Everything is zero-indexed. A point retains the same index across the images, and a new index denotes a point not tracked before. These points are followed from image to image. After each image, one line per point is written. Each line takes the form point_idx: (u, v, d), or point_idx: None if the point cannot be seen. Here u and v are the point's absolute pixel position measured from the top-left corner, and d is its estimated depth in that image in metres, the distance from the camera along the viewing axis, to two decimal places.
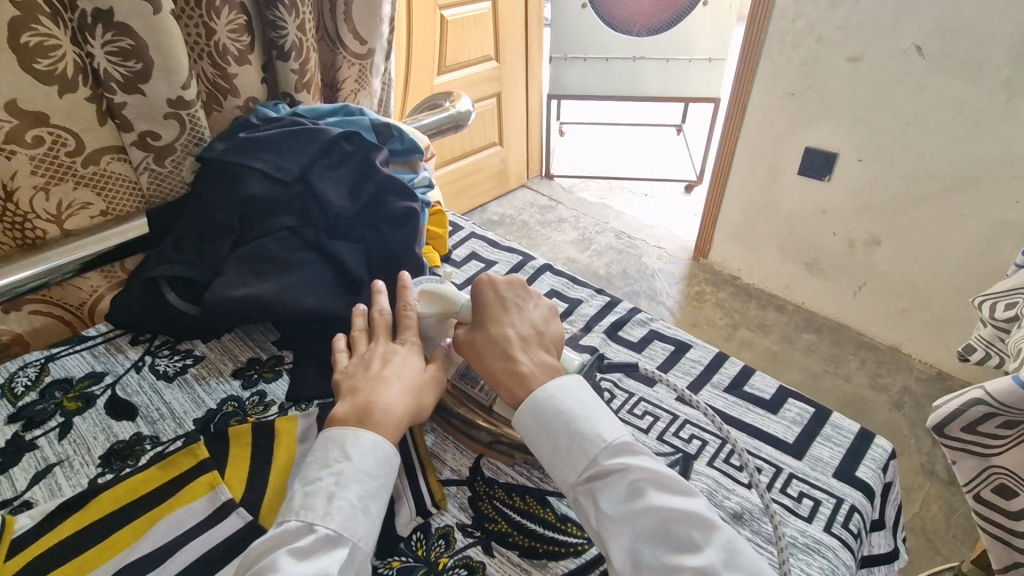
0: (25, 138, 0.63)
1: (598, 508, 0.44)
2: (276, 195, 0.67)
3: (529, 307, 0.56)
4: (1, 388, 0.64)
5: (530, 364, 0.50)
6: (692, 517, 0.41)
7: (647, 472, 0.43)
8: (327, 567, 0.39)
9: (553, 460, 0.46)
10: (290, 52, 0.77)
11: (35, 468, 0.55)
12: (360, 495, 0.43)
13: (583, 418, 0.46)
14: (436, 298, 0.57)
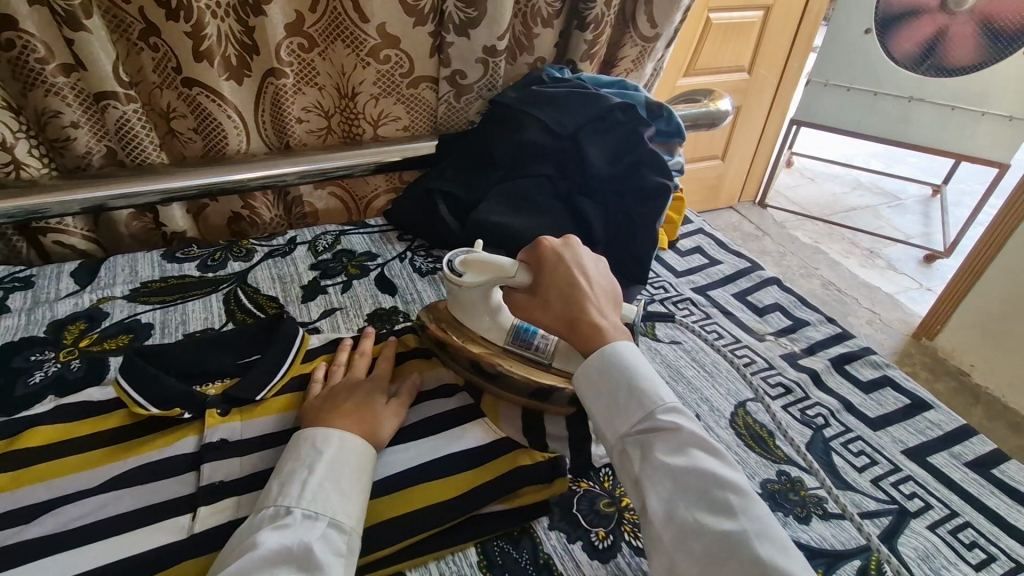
0: (380, 55, 0.78)
1: (644, 459, 0.43)
2: (548, 145, 0.74)
3: (591, 265, 0.54)
4: (309, 244, 0.81)
5: (607, 321, 0.51)
6: (733, 482, 0.40)
7: (698, 437, 0.43)
8: (305, 541, 0.40)
9: (611, 409, 0.46)
10: (589, 23, 0.84)
11: (325, 306, 0.70)
12: (328, 478, 0.44)
13: (645, 374, 0.46)
14: (486, 267, 0.54)
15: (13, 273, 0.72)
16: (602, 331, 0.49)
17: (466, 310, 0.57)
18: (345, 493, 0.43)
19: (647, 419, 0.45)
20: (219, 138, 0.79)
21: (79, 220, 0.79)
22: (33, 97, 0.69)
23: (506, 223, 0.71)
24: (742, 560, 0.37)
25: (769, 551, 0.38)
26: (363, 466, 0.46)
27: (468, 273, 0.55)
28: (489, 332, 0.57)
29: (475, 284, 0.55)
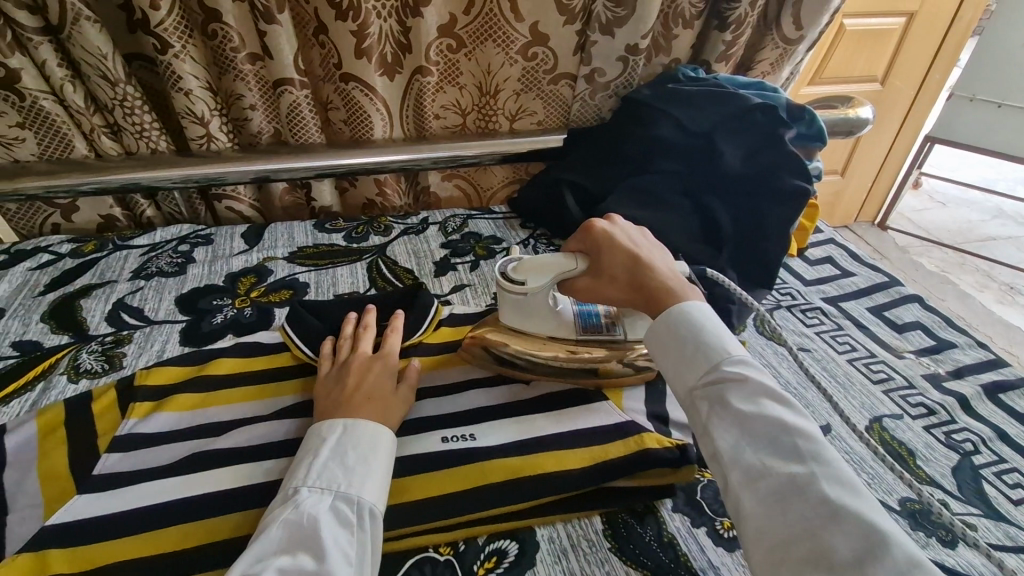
0: (527, 52, 0.83)
1: (711, 408, 0.43)
2: (683, 143, 0.74)
3: (638, 236, 0.54)
4: (440, 225, 0.86)
5: (673, 280, 0.51)
6: (803, 430, 0.39)
7: (767, 387, 0.42)
8: (312, 520, 0.40)
9: (679, 362, 0.46)
10: (732, 24, 0.83)
11: (456, 282, 0.75)
12: (335, 460, 0.44)
13: (714, 330, 0.46)
14: (546, 266, 0.55)
15: (196, 231, 0.83)
16: (673, 294, 0.50)
17: (528, 315, 0.58)
18: (353, 474, 0.43)
19: (713, 370, 0.44)
20: (367, 127, 0.86)
21: (248, 189, 0.89)
22: (227, 80, 0.79)
23: (636, 217, 0.72)
24: (812, 501, 0.36)
25: (842, 494, 0.36)
26: (375, 448, 0.45)
27: (528, 278, 0.55)
28: (558, 330, 0.59)
29: (540, 288, 0.55)
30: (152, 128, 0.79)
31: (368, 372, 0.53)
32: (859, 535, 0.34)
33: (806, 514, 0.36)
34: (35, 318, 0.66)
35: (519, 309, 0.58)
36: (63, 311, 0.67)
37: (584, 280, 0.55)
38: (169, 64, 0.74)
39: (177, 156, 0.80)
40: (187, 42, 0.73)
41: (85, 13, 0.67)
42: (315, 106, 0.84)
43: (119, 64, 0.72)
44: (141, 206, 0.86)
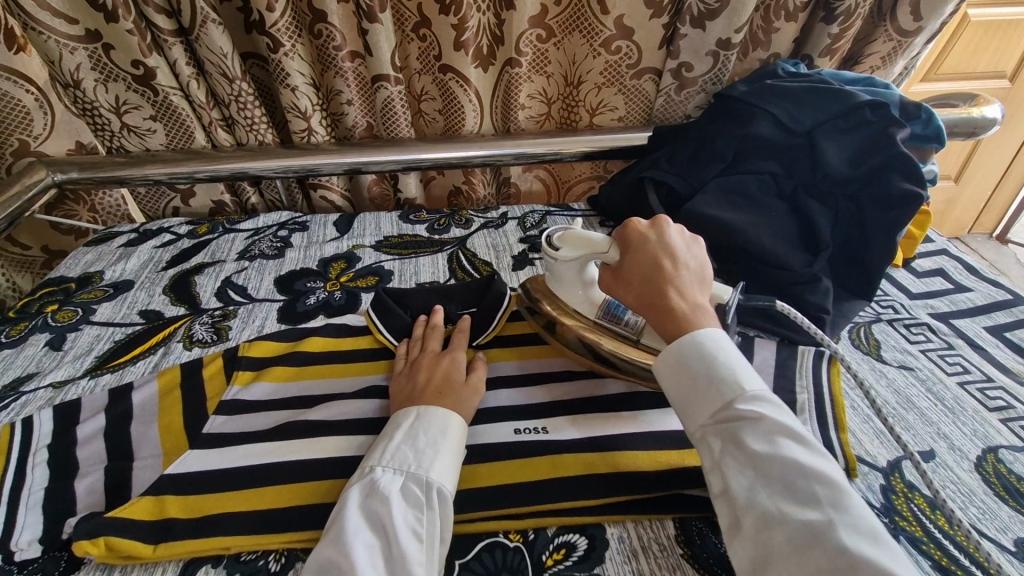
0: (611, 46, 0.82)
1: (726, 449, 0.40)
2: (778, 141, 0.71)
3: (679, 245, 0.51)
4: (519, 219, 0.88)
5: (688, 304, 0.47)
6: (820, 472, 0.36)
7: (783, 426, 0.39)
8: (387, 500, 0.42)
9: (689, 398, 0.43)
10: (839, 16, 0.78)
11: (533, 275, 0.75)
12: (409, 442, 0.46)
13: (726, 363, 0.43)
14: (580, 241, 0.57)
15: (293, 218, 0.89)
16: (685, 314, 0.46)
17: (561, 282, 0.61)
18: (425, 457, 0.45)
19: (727, 408, 0.41)
20: (459, 118, 0.89)
21: (340, 180, 0.94)
22: (328, 76, 0.84)
23: (723, 218, 0.69)
24: (828, 552, 0.33)
25: (862, 545, 0.33)
26: (448, 433, 0.47)
27: (565, 247, 0.58)
28: (583, 306, 0.60)
29: (570, 257, 0.58)
30: (261, 122, 0.86)
31: (436, 368, 0.55)
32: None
33: (821, 567, 0.33)
34: (158, 290, 0.74)
35: (557, 276, 0.60)
36: (179, 285, 0.74)
37: (609, 279, 0.54)
38: (281, 62, 0.79)
39: (282, 148, 0.87)
40: (296, 42, 0.79)
41: (211, 16, 0.73)
42: (408, 101, 0.88)
43: (237, 62, 0.78)
44: (247, 193, 0.94)
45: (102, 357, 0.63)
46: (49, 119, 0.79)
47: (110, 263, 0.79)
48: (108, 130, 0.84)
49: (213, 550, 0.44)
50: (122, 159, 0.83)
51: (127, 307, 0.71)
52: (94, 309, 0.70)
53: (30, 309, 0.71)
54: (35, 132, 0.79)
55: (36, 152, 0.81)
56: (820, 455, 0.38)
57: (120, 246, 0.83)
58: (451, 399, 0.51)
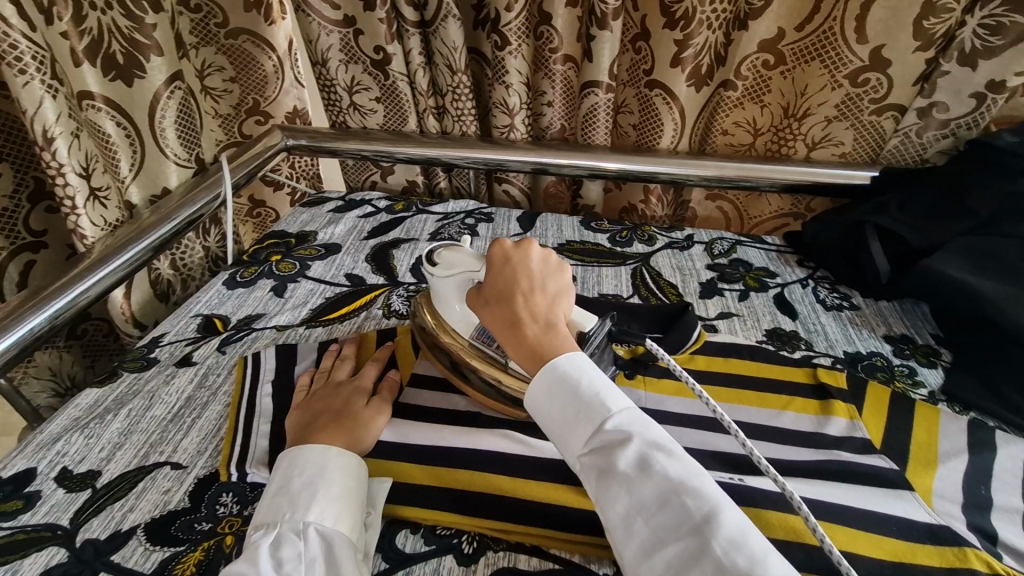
0: (858, 78, 0.75)
1: (602, 478, 0.38)
2: None
3: (538, 267, 0.49)
4: (707, 245, 0.84)
5: (544, 328, 0.45)
6: (688, 484, 0.35)
7: (652, 442, 0.38)
8: (263, 559, 0.38)
9: (562, 427, 0.41)
10: None
11: (723, 308, 0.71)
12: (274, 491, 0.43)
13: (592, 382, 0.41)
14: (460, 259, 0.52)
15: (480, 209, 0.92)
16: (538, 341, 0.44)
17: (443, 302, 0.54)
18: (298, 502, 0.42)
19: (597, 432, 0.39)
20: (654, 137, 0.86)
21: (524, 177, 0.96)
22: (539, 77, 0.86)
23: (969, 282, 0.61)
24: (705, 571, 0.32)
25: (734, 555, 0.32)
26: (317, 474, 0.43)
27: (443, 264, 0.53)
28: (459, 325, 0.54)
29: (448, 277, 0.52)
30: (469, 114, 0.89)
31: (337, 396, 0.51)
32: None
33: None
34: (361, 257, 0.80)
35: (441, 297, 0.54)
36: (380, 256, 0.80)
37: (472, 302, 0.50)
38: (503, 60, 0.82)
39: (483, 141, 0.90)
40: (522, 42, 0.81)
41: (453, 11, 0.78)
42: (612, 110, 0.87)
43: (463, 56, 0.83)
44: (438, 178, 0.99)
45: (316, 310, 0.70)
46: (280, 83, 0.87)
47: (322, 226, 0.87)
48: (338, 105, 0.93)
49: (412, 517, 0.46)
50: (342, 133, 0.92)
51: (336, 268, 0.77)
52: (310, 265, 0.78)
53: (259, 256, 0.80)
54: (266, 94, 0.88)
55: (264, 112, 0.90)
56: (688, 465, 0.37)
57: (330, 211, 0.92)
58: (353, 420, 0.49)
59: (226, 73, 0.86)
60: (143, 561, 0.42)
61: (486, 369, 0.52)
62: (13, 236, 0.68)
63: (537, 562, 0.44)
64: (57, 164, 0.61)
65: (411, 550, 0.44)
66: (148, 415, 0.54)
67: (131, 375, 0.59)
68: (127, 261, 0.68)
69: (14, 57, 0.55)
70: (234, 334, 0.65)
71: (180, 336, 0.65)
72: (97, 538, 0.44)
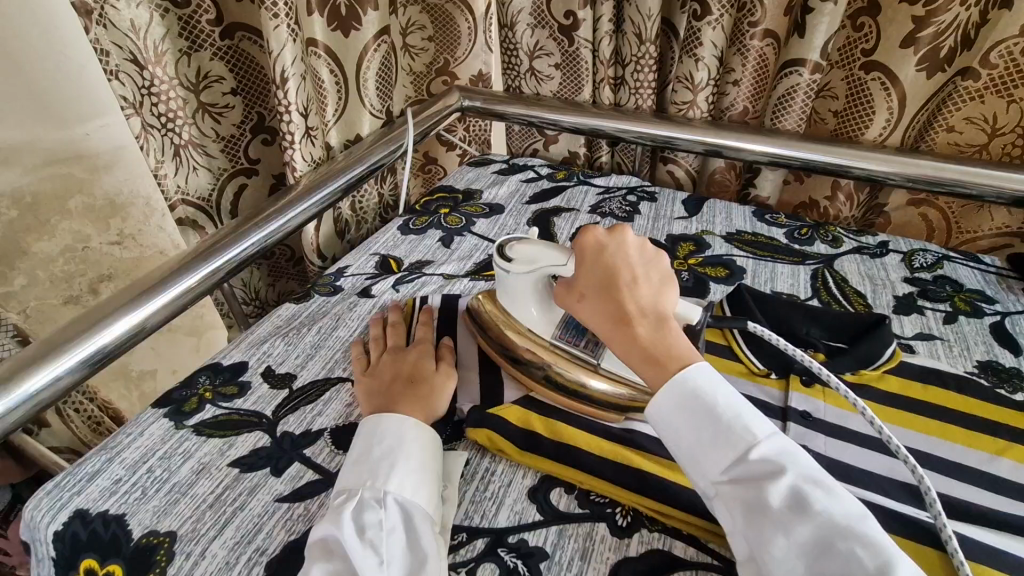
0: None
1: (749, 515, 0.36)
2: None
3: (635, 257, 0.45)
4: (904, 255, 0.73)
5: (655, 325, 0.43)
6: (850, 528, 0.34)
7: (806, 476, 0.36)
8: (347, 527, 0.38)
9: (696, 452, 0.38)
10: None
11: (922, 328, 0.62)
12: (357, 455, 0.43)
13: (725, 399, 0.39)
14: (541, 254, 0.49)
15: (643, 187, 0.90)
16: (650, 341, 0.42)
17: (514, 299, 0.52)
18: (380, 471, 0.42)
19: (741, 462, 0.37)
20: (862, 125, 0.77)
21: (694, 157, 0.91)
22: (734, 52, 0.80)
23: None
24: None
25: None
26: (399, 445, 0.43)
27: (520, 260, 0.50)
28: (537, 324, 0.52)
29: (523, 274, 0.50)
30: (648, 87, 0.86)
31: (401, 362, 0.52)
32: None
33: None
34: (523, 220, 0.81)
35: (508, 291, 0.52)
36: (541, 222, 0.81)
37: (567, 301, 0.47)
38: (699, 30, 0.77)
39: (659, 116, 0.86)
40: (725, 13, 0.76)
41: None
42: (813, 93, 0.79)
43: (655, 25, 0.79)
44: (601, 151, 0.97)
45: (479, 264, 0.72)
46: (471, 45, 0.89)
47: (487, 185, 0.90)
48: (516, 70, 0.95)
49: (569, 477, 0.46)
50: (516, 98, 0.93)
51: (498, 228, 0.79)
52: (474, 222, 0.81)
53: (430, 207, 0.84)
54: (456, 54, 0.91)
55: (452, 71, 0.93)
56: (847, 505, 0.35)
57: (494, 173, 0.94)
58: (423, 387, 0.49)
59: (426, 32, 0.90)
60: (329, 461, 0.47)
61: (559, 363, 0.50)
62: (234, 159, 0.77)
63: (694, 552, 0.42)
64: (286, 103, 0.68)
65: (565, 509, 0.44)
66: (335, 334, 0.60)
67: (322, 298, 0.66)
68: (321, 199, 0.73)
69: (272, 3, 0.61)
70: (407, 275, 0.70)
71: (361, 270, 0.71)
72: (292, 432, 0.50)
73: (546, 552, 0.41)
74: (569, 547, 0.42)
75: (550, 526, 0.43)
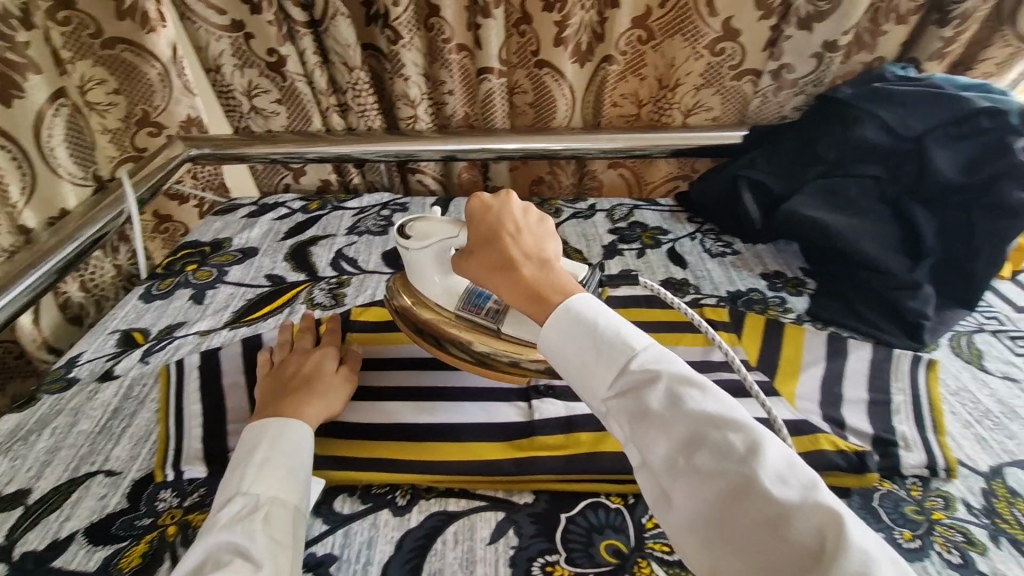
0: (715, 47, 0.84)
1: (637, 423, 0.36)
2: (885, 145, 0.70)
3: (521, 214, 0.47)
4: (608, 211, 0.91)
5: (535, 267, 0.44)
6: (730, 420, 0.34)
7: (682, 377, 0.36)
8: (258, 534, 0.38)
9: (583, 375, 0.40)
10: (955, 20, 0.77)
11: (623, 266, 0.79)
12: (258, 457, 0.43)
13: (607, 326, 0.40)
14: (434, 228, 0.52)
15: (394, 200, 0.96)
16: (533, 281, 0.44)
17: (416, 273, 0.54)
18: (289, 479, 0.43)
19: (623, 373, 0.38)
20: (549, 114, 0.94)
21: (435, 165, 1.00)
22: (436, 68, 0.90)
23: (822, 220, 0.70)
24: (751, 510, 0.31)
25: (785, 488, 0.31)
26: (301, 457, 0.45)
27: (416, 237, 0.52)
28: (442, 298, 0.53)
29: (422, 246, 0.51)
30: (372, 109, 0.93)
31: (306, 360, 0.54)
32: (815, 521, 0.29)
33: (749, 525, 0.31)
34: (280, 257, 0.81)
35: (412, 267, 0.54)
36: (298, 254, 0.82)
37: (465, 263, 0.48)
38: (398, 53, 0.85)
39: (388, 133, 0.93)
40: (414, 35, 0.85)
41: (341, 11, 0.80)
42: (506, 92, 0.92)
43: (358, 53, 0.85)
44: (351, 175, 1.01)
45: (238, 312, 0.71)
46: (168, 91, 0.85)
47: (237, 231, 0.88)
48: (239, 111, 0.94)
49: (348, 482, 0.50)
50: (247, 138, 0.91)
51: (255, 270, 0.79)
52: (227, 271, 0.79)
53: (174, 267, 0.80)
54: (155, 103, 0.86)
55: (155, 122, 0.88)
56: (720, 395, 0.35)
57: (242, 217, 0.92)
58: (320, 383, 0.52)
59: (109, 86, 0.84)
60: (87, 561, 0.44)
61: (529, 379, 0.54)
62: None
63: (465, 502, 0.49)
64: None
65: (349, 511, 0.48)
66: (75, 431, 0.55)
67: (52, 396, 0.59)
68: (27, 287, 0.65)
69: None
70: (155, 344, 0.66)
71: (99, 352, 0.65)
72: (36, 550, 0.45)
73: (335, 555, 0.45)
74: (356, 542, 0.46)
75: (336, 532, 0.47)
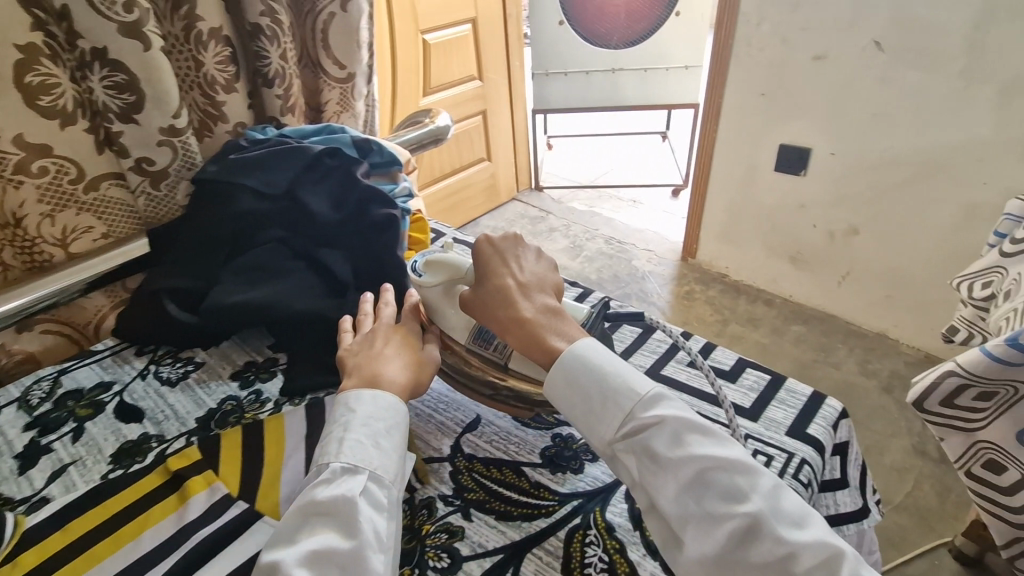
0: (32, 168, 0.71)
1: (643, 462, 0.49)
2: (265, 208, 0.72)
3: (531, 263, 0.63)
4: (17, 403, 0.67)
5: (536, 310, 0.58)
6: (738, 466, 0.46)
7: (686, 424, 0.48)
8: None
9: (590, 418, 0.52)
10: (274, 79, 0.87)
11: (52, 467, 0.60)
12: (370, 437, 0.50)
13: (613, 371, 0.52)
14: (442, 267, 0.65)
15: None
16: (535, 330, 0.56)
17: (439, 311, 0.65)
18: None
19: (628, 415, 0.50)
20: None
21: None
22: None
23: (244, 300, 0.68)
24: (765, 541, 0.44)
25: (790, 528, 0.44)
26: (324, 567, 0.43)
27: (432, 274, 0.66)
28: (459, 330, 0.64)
29: (435, 284, 0.65)
30: None
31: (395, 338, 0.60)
32: (816, 555, 0.43)
33: (760, 556, 0.44)
34: None
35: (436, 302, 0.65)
36: None
37: (468, 299, 0.61)
38: None
39: None
40: None
41: None
42: None
43: None
44: None
45: None
46: None
47: None
48: None
49: None
50: None
51: None
52: None
53: None
54: None
55: None
56: (730, 445, 0.48)
57: None
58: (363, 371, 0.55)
59: None
60: None
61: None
62: None
63: None
64: None
65: None
66: None
67: None
68: None
69: None
70: None
71: None
72: None
73: None
74: None
75: None
